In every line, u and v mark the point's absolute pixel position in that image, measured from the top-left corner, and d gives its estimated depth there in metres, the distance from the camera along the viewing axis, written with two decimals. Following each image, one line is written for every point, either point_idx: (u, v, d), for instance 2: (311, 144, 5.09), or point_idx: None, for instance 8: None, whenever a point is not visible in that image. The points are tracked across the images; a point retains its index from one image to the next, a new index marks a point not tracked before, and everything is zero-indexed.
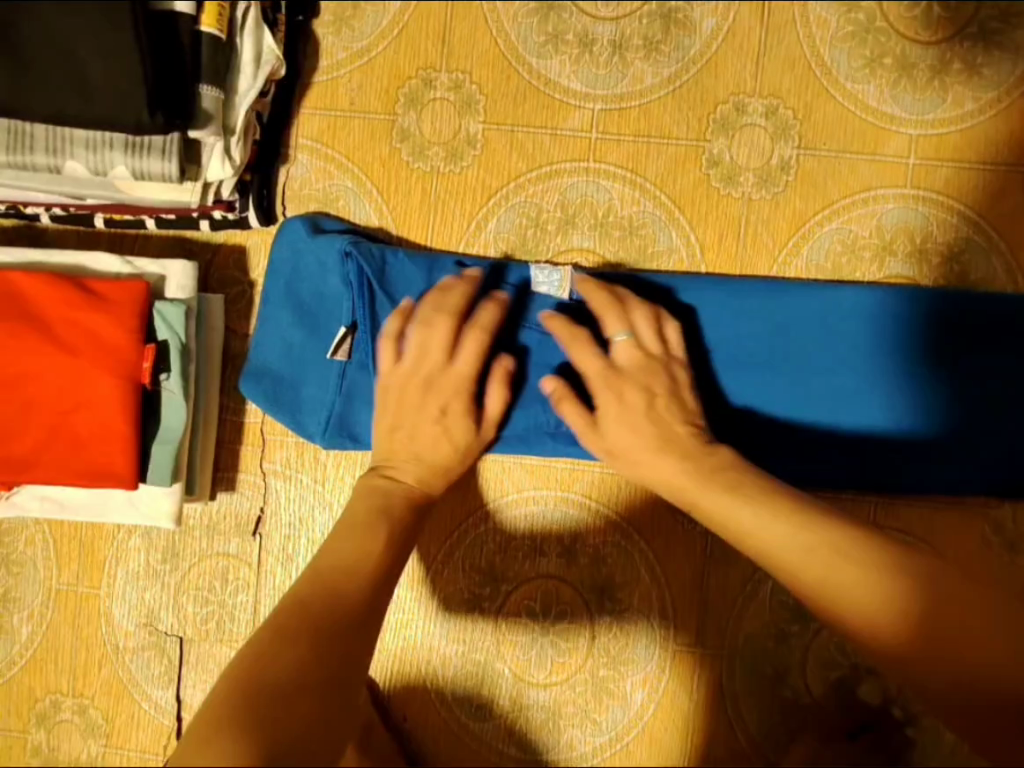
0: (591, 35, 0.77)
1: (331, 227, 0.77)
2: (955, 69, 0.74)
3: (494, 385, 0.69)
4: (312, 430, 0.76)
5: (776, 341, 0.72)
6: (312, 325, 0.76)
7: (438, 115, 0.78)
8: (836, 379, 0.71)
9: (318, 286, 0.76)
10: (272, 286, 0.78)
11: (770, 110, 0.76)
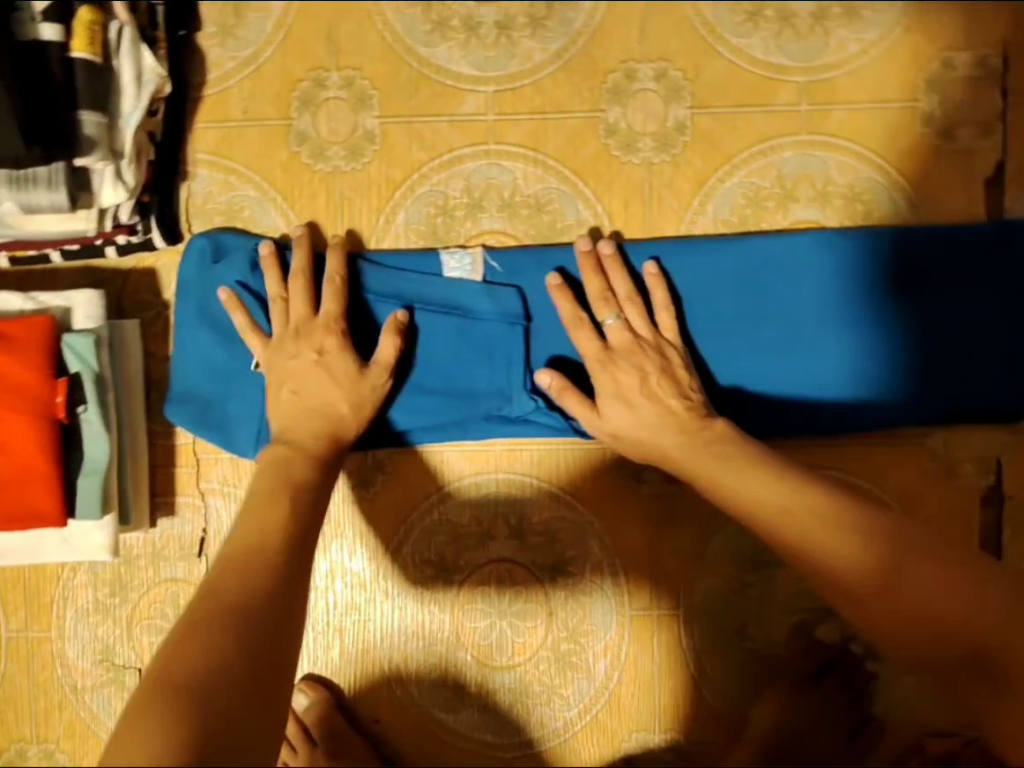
0: (476, 19, 0.77)
1: (235, 241, 0.77)
2: (834, 12, 0.76)
3: None
4: (241, 444, 0.77)
5: (736, 297, 0.74)
6: (230, 340, 0.77)
7: (333, 114, 0.77)
8: (789, 339, 0.73)
9: None
10: (184, 306, 0.77)
11: (659, 73, 0.76)
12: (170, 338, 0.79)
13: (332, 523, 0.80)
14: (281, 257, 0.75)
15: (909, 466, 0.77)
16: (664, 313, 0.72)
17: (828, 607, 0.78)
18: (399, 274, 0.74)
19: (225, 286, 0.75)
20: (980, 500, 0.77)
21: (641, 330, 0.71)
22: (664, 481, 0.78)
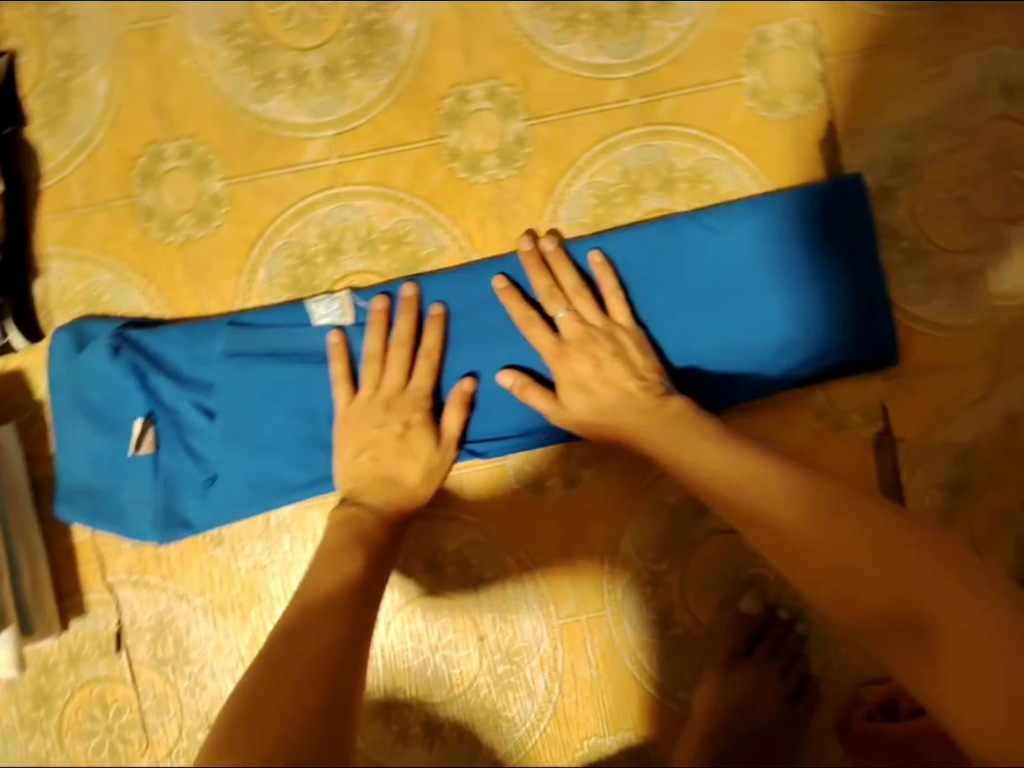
0: (302, 67, 0.77)
1: (98, 328, 0.76)
2: (647, 6, 0.78)
3: (451, 409, 0.75)
4: (142, 529, 0.76)
5: (623, 288, 0.76)
6: (111, 428, 0.76)
7: (177, 185, 0.77)
8: (688, 318, 0.75)
9: (106, 388, 0.75)
10: (60, 400, 0.76)
11: (491, 92, 0.77)
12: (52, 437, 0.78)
13: (248, 589, 0.79)
14: (146, 336, 0.75)
15: (797, 426, 0.80)
16: (613, 302, 0.74)
17: (741, 578, 0.82)
18: (268, 332, 0.76)
19: (121, 350, 0.74)
20: (875, 446, 0.80)
21: (593, 319, 0.73)
22: (564, 485, 0.82)
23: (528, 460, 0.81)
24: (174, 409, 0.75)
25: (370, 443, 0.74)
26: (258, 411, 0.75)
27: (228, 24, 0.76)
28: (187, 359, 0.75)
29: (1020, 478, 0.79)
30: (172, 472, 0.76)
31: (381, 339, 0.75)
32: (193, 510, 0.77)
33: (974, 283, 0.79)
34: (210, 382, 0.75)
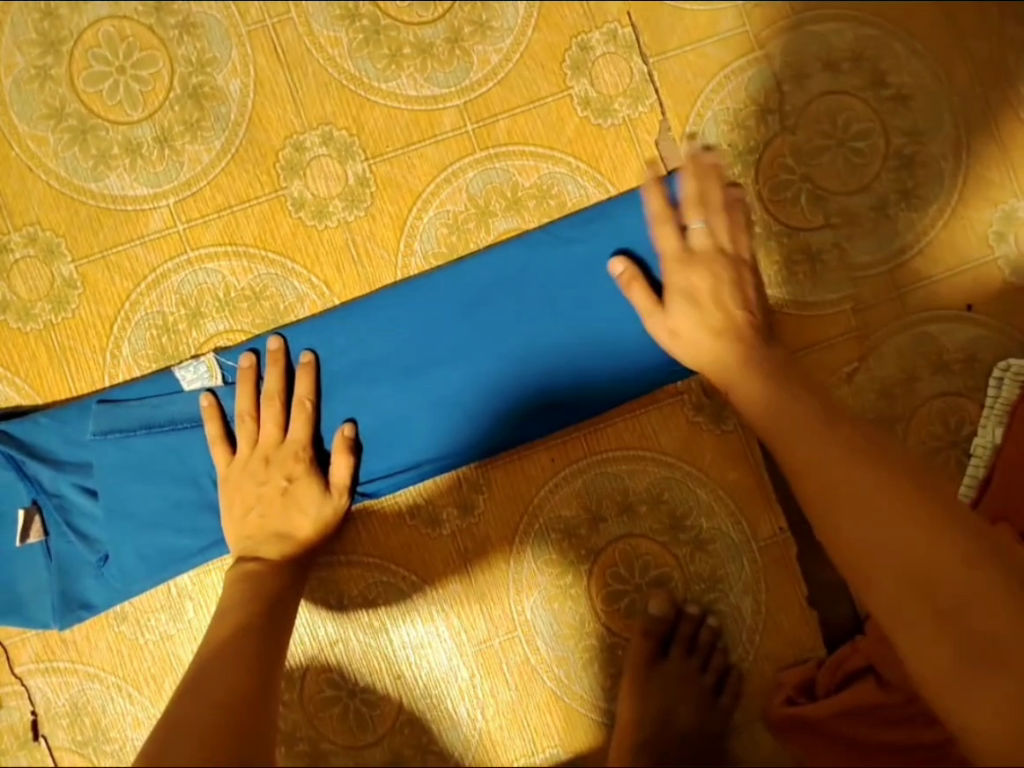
0: (134, 140, 0.78)
1: None
2: (467, 32, 0.79)
3: (337, 454, 0.73)
4: (44, 616, 0.76)
5: (479, 316, 0.76)
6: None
7: (27, 274, 0.77)
8: (550, 335, 0.76)
9: None
10: None
11: (325, 137, 0.78)
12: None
13: (158, 661, 0.78)
14: (18, 425, 0.74)
15: (678, 424, 0.81)
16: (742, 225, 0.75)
17: (649, 579, 0.81)
18: (139, 405, 0.74)
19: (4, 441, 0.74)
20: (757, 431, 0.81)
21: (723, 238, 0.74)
22: (462, 514, 0.80)
23: (423, 492, 0.80)
24: (57, 494, 0.74)
25: (257, 502, 0.72)
26: (141, 486, 0.74)
27: (53, 108, 0.77)
28: (61, 442, 0.74)
29: (902, 443, 0.80)
30: (62, 557, 0.75)
31: (251, 396, 0.74)
32: (91, 590, 0.76)
33: (830, 258, 0.80)
34: (90, 462, 0.75)
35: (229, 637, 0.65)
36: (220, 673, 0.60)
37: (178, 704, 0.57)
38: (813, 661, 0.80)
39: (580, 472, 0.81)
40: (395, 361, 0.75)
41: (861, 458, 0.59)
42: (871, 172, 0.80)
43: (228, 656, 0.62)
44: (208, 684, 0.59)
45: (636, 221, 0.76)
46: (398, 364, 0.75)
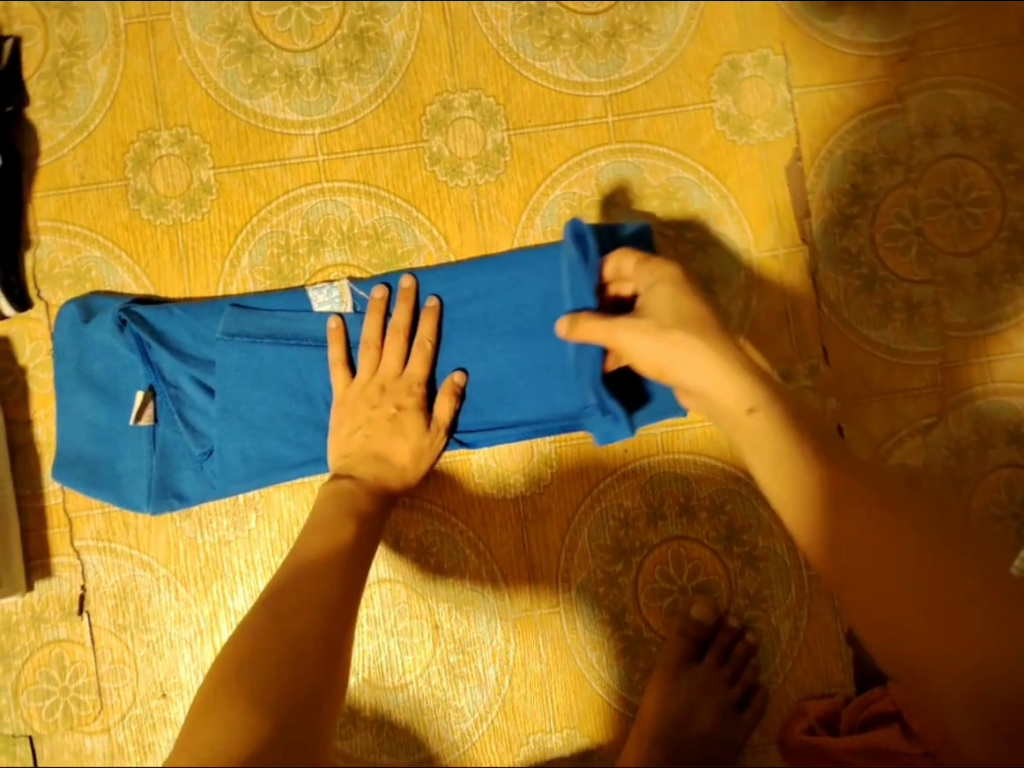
0: (294, 68, 0.81)
1: (101, 304, 0.78)
2: (626, 31, 0.82)
3: (443, 396, 0.74)
4: (135, 498, 0.78)
5: None
6: (111, 400, 0.78)
7: (168, 171, 0.80)
8: None
9: (109, 362, 0.78)
10: (63, 371, 0.78)
11: (473, 101, 0.81)
12: (47, 403, 0.80)
13: (209, 565, 0.80)
14: (152, 312, 0.77)
15: None
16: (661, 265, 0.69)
17: (696, 584, 0.82)
18: (270, 315, 0.76)
19: (134, 323, 0.76)
20: None
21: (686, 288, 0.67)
22: (528, 484, 0.82)
23: (495, 458, 0.82)
24: (174, 383, 0.76)
25: (366, 423, 0.74)
26: (254, 392, 0.75)
27: (225, 23, 0.81)
28: (188, 336, 0.77)
29: (966, 504, 0.81)
30: (160, 445, 0.77)
31: (378, 327, 0.76)
32: (186, 482, 0.78)
33: (928, 312, 0.82)
34: (212, 359, 0.76)
35: (308, 552, 0.66)
36: (302, 603, 0.61)
37: (275, 607, 0.60)
38: (840, 696, 0.81)
39: (649, 468, 0.83)
40: (508, 323, 0.76)
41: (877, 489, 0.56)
42: (982, 238, 0.82)
43: (311, 581, 0.63)
44: (302, 586, 0.62)
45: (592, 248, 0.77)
46: (510, 326, 0.76)
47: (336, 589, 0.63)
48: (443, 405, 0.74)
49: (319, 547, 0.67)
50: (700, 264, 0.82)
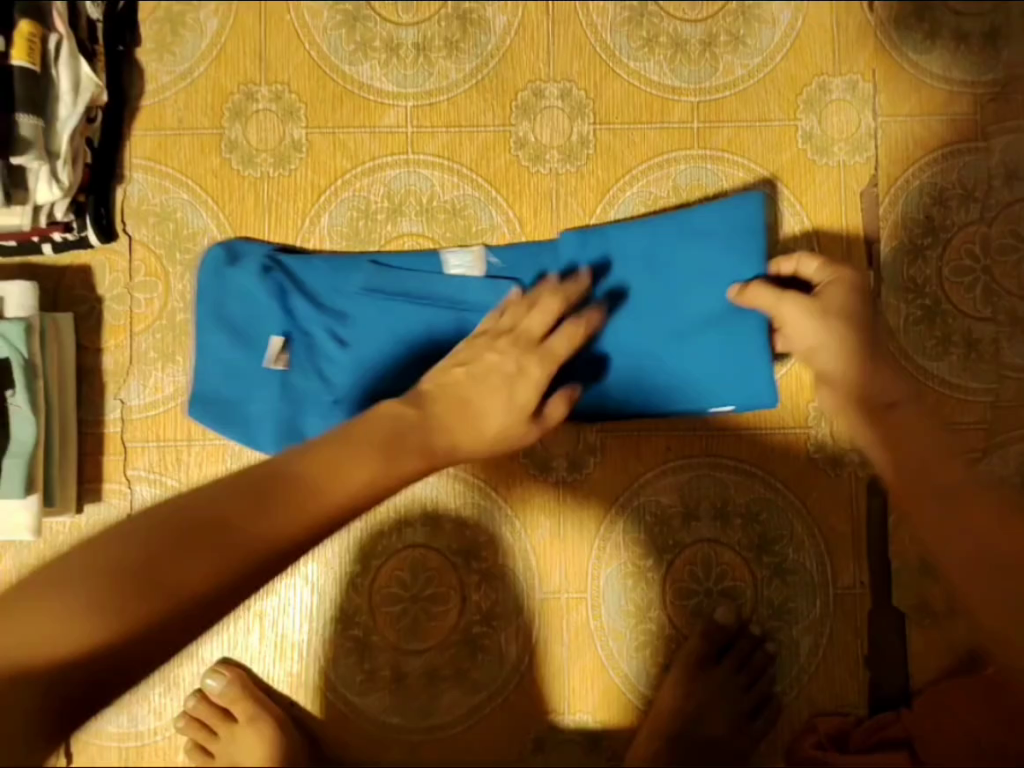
0: (396, 40, 0.83)
1: (246, 250, 0.81)
2: (722, 41, 0.84)
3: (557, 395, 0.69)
4: (262, 439, 0.78)
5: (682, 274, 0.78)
6: (251, 342, 0.79)
7: (263, 126, 0.83)
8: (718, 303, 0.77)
9: (247, 306, 0.79)
10: (202, 311, 0.80)
11: (564, 92, 0.83)
12: (117, 333, 0.82)
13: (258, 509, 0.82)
14: (294, 261, 0.80)
15: (797, 455, 0.83)
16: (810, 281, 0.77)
17: (722, 589, 0.83)
18: (404, 276, 0.79)
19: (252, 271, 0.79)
20: (866, 487, 0.82)
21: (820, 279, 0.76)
22: (570, 468, 0.84)
23: (540, 440, 0.84)
24: (310, 332, 0.79)
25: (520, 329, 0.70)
26: (381, 346, 0.78)
27: None
28: (324, 286, 0.79)
29: None
30: (291, 385, 0.79)
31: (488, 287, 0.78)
32: (312, 425, 0.78)
33: (986, 351, 0.83)
34: (347, 313, 0.79)
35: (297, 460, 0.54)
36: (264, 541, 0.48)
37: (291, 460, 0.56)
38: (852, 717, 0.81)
39: (692, 468, 0.83)
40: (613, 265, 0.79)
41: (927, 448, 0.70)
42: None
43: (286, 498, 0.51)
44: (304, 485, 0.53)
45: (669, 231, 0.79)
46: (640, 267, 0.78)
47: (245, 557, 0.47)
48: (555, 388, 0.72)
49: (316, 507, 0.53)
50: None
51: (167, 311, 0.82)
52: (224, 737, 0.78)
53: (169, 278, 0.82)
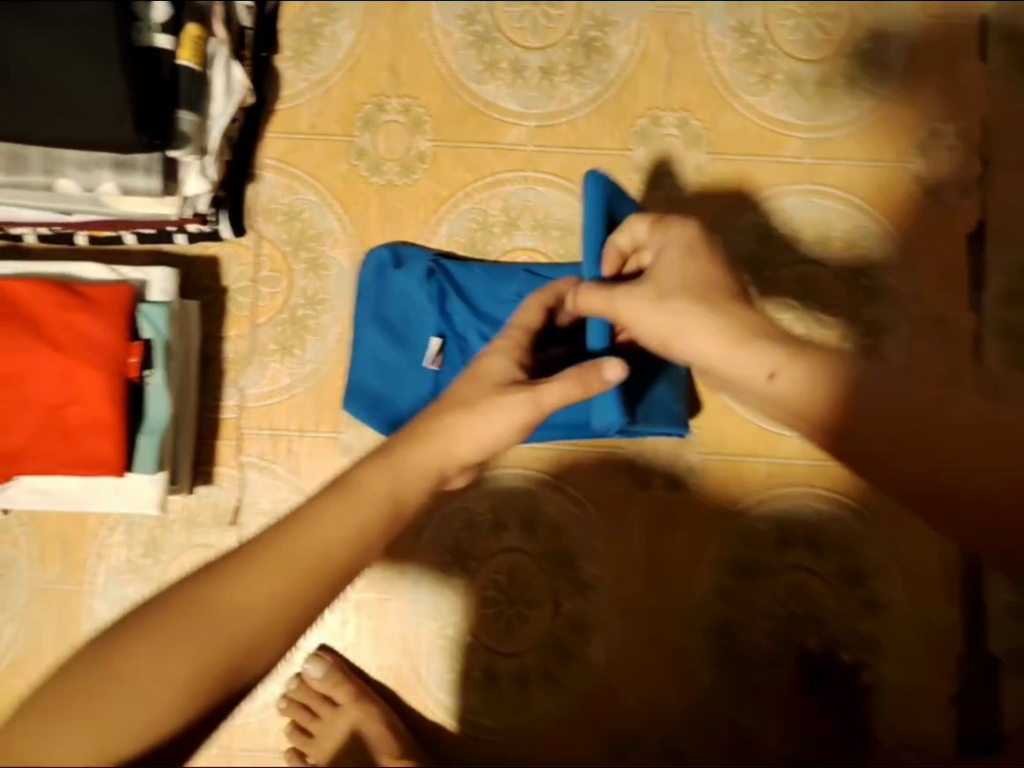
0: (522, 62, 0.87)
1: (409, 255, 0.84)
2: (837, 82, 0.87)
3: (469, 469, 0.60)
4: None
5: None
6: (402, 342, 0.82)
7: (390, 136, 0.87)
8: None
9: (405, 308, 0.83)
10: (361, 310, 0.83)
11: (682, 121, 0.86)
12: (241, 324, 0.86)
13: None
14: (456, 266, 0.82)
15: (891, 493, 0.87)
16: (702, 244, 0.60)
17: (811, 614, 0.86)
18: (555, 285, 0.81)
19: (414, 276, 0.82)
20: None
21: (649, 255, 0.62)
22: (667, 488, 0.88)
23: (641, 456, 0.88)
24: (463, 338, 0.82)
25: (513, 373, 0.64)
26: None
27: (468, 10, 0.87)
28: (481, 292, 0.82)
29: None
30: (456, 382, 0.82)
31: None
32: None
33: None
34: (500, 320, 0.81)
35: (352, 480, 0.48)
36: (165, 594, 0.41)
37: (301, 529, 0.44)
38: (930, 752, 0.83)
39: (784, 496, 0.88)
40: None
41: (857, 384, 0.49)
42: None
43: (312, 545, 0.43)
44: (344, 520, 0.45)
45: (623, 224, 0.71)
46: None
47: (279, 565, 0.42)
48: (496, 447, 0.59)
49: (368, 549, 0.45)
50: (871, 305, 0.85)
51: (289, 306, 0.86)
52: (326, 718, 0.83)
53: (293, 274, 0.86)
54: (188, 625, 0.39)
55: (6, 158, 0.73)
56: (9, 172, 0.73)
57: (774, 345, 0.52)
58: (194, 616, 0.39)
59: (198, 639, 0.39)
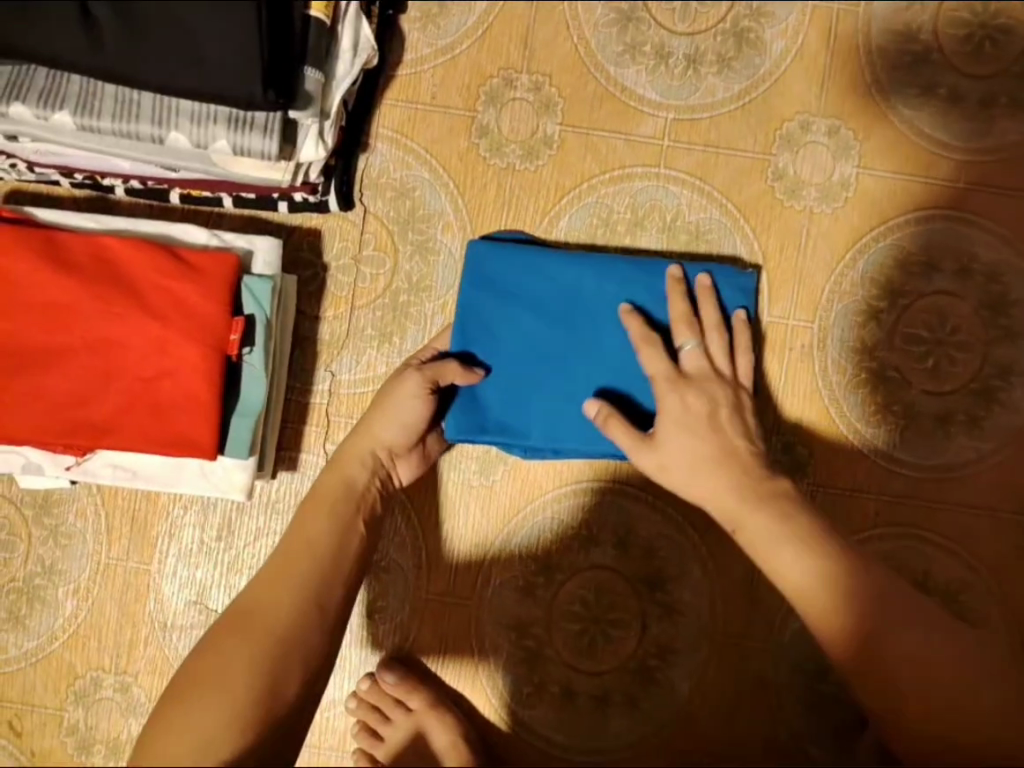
0: (667, 48, 0.80)
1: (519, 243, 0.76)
2: (1002, 102, 0.80)
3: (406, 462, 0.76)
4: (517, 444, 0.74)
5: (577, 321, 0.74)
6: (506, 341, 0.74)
7: (517, 115, 0.80)
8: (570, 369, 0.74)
9: (502, 309, 0.74)
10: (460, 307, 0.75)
11: (832, 129, 0.80)
12: (339, 304, 0.80)
13: (529, 485, 0.83)
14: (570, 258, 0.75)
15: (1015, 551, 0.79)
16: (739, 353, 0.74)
17: None
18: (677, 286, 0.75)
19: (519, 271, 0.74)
20: None
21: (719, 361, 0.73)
22: None
23: None
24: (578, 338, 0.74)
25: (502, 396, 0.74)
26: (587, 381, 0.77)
27: None
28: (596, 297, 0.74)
29: None
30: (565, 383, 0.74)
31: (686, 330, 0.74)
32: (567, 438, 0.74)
33: None
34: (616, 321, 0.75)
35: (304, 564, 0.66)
36: (187, 663, 0.60)
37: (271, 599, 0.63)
38: None
39: (896, 537, 0.80)
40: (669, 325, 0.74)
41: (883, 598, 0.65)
42: None
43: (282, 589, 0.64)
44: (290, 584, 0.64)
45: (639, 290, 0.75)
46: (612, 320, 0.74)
47: (267, 613, 0.62)
48: (428, 438, 0.76)
49: (348, 535, 0.69)
50: (1007, 346, 0.79)
51: (392, 290, 0.80)
52: (399, 723, 0.80)
53: (399, 256, 0.80)
54: (209, 681, 0.57)
55: (114, 103, 0.65)
56: (114, 118, 0.66)
57: (782, 522, 0.67)
58: (220, 656, 0.59)
59: (222, 682, 0.57)
